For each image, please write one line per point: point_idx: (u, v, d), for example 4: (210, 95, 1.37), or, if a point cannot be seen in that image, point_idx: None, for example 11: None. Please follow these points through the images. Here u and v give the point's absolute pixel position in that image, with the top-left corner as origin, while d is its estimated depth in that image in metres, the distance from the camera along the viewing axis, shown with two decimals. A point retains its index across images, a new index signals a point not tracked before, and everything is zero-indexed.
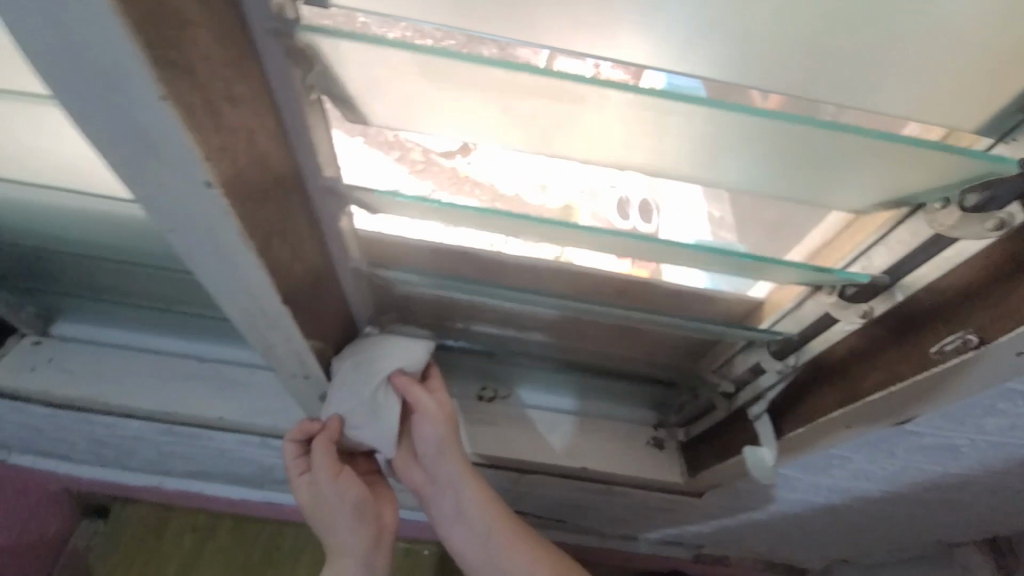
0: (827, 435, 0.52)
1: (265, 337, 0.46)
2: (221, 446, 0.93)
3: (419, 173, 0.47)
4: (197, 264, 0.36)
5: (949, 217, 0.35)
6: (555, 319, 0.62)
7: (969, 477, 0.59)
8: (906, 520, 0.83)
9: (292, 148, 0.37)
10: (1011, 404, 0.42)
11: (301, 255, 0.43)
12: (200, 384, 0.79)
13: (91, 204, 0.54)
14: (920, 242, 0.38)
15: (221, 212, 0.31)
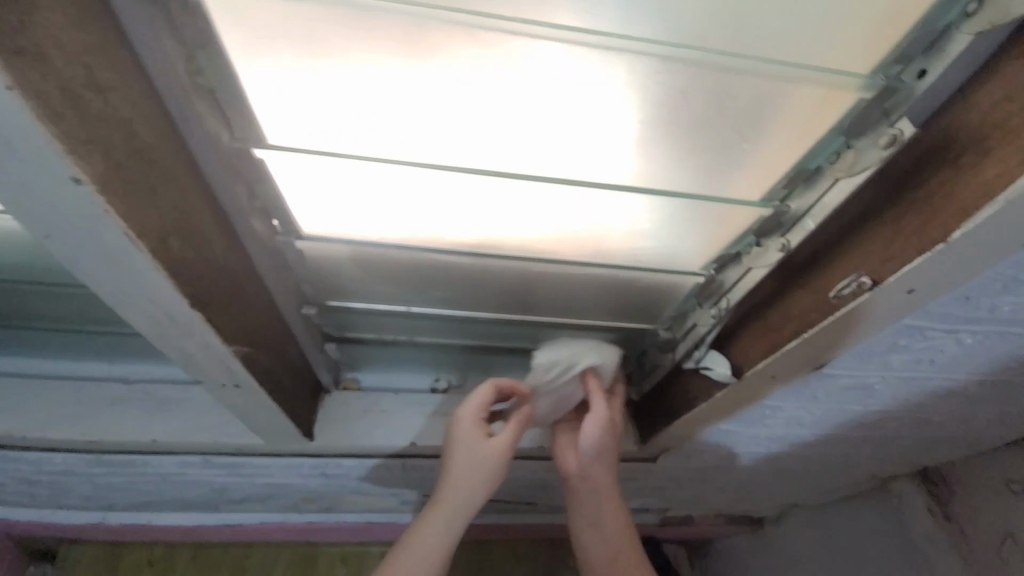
0: (755, 389, 0.55)
1: (182, 345, 0.44)
2: (163, 471, 0.87)
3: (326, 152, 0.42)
4: (87, 272, 0.34)
5: (850, 160, 0.39)
6: (495, 295, 0.64)
7: (888, 413, 0.64)
8: (843, 460, 0.89)
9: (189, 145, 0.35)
10: (910, 340, 0.45)
11: (211, 255, 0.40)
12: (127, 407, 0.74)
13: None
14: (824, 189, 0.41)
15: (98, 211, 0.28)
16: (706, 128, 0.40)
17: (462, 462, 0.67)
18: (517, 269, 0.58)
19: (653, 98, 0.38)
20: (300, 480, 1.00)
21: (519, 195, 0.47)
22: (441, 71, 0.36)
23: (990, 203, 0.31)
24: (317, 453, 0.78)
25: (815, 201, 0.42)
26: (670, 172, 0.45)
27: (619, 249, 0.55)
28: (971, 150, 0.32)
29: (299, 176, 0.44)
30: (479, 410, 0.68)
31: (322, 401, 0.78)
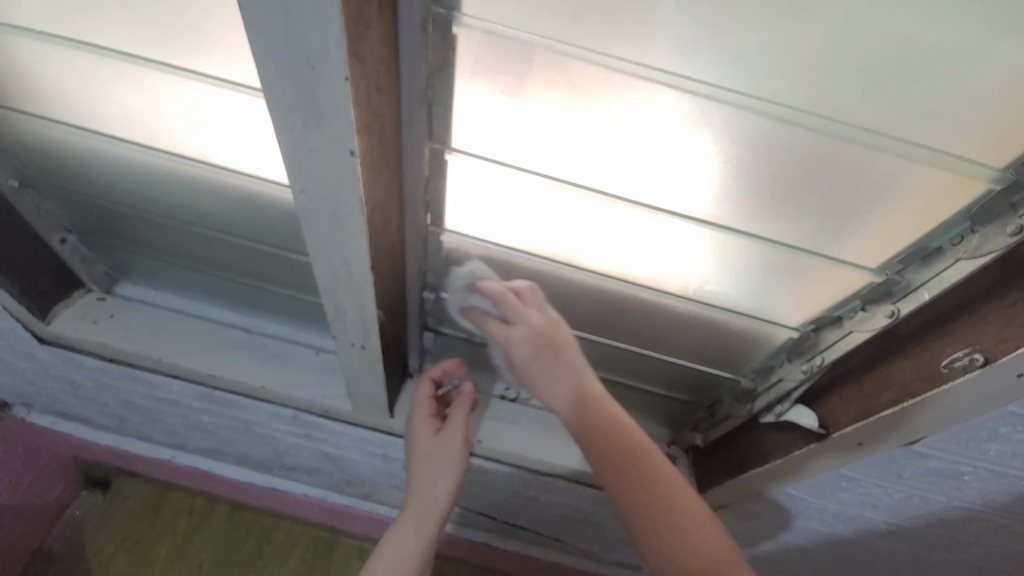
0: (841, 454, 0.55)
1: (340, 301, 0.52)
2: (250, 418, 0.97)
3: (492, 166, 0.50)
4: (314, 226, 0.43)
5: (973, 244, 0.42)
6: (587, 315, 0.70)
7: (971, 512, 0.62)
8: (906, 563, 0.84)
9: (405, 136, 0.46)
10: (1012, 431, 0.46)
11: (388, 230, 0.49)
12: (246, 353, 0.85)
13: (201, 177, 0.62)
14: (945, 264, 0.44)
15: (354, 178, 0.37)
16: (825, 196, 0.46)
17: (418, 457, 0.73)
18: (617, 297, 0.64)
19: (794, 162, 0.44)
20: (357, 458, 1.06)
21: (642, 227, 0.54)
22: (611, 119, 0.44)
23: None
24: (390, 432, 0.84)
25: (932, 276, 0.45)
26: (787, 228, 0.49)
27: (720, 292, 0.60)
28: None
29: (467, 180, 0.52)
30: (427, 406, 0.76)
31: (404, 383, 0.86)
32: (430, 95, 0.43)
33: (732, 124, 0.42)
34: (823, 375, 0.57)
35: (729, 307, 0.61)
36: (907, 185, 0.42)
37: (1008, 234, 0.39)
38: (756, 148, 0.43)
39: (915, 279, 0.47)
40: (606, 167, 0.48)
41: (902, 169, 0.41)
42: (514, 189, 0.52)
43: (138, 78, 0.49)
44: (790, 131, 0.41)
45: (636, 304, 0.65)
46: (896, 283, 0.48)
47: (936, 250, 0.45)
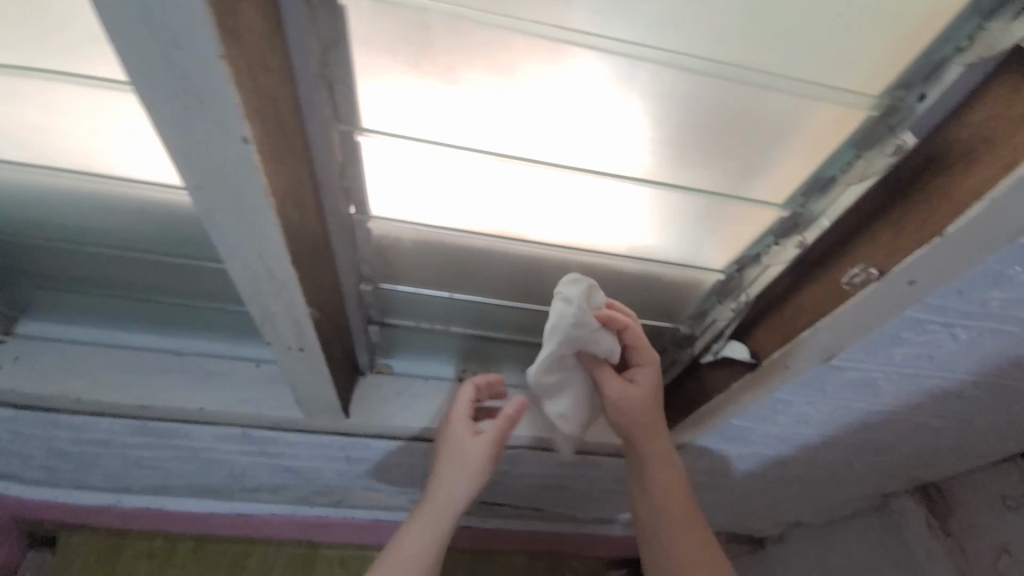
0: (770, 380, 0.60)
1: (267, 303, 0.50)
2: (196, 445, 0.92)
3: (409, 144, 0.48)
4: (221, 226, 0.40)
5: (861, 170, 0.46)
6: (533, 285, 0.70)
7: (889, 414, 0.69)
8: (845, 470, 0.93)
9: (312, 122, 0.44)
10: (911, 334, 0.51)
11: (307, 222, 0.47)
12: (178, 376, 0.79)
13: (94, 189, 0.57)
14: (837, 191, 0.48)
15: (252, 168, 0.35)
16: (727, 141, 0.48)
17: (446, 457, 0.73)
18: (556, 264, 0.65)
19: (698, 109, 0.45)
20: (321, 466, 1.03)
21: (570, 191, 0.54)
22: (519, 89, 0.44)
23: (978, 201, 0.38)
24: (349, 432, 0.82)
25: (830, 204, 0.49)
26: (701, 176, 0.52)
27: (649, 247, 0.62)
28: (962, 159, 0.40)
29: (386, 162, 0.51)
30: (465, 408, 0.76)
31: (358, 382, 0.84)
32: (329, 75, 0.41)
33: (635, 77, 0.43)
34: (751, 311, 0.62)
35: (661, 258, 0.63)
36: (801, 120, 0.45)
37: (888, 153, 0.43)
38: (662, 98, 0.44)
39: (818, 208, 0.50)
40: (525, 136, 0.48)
41: (796, 105, 0.44)
42: (438, 166, 0.51)
43: (2, 85, 0.45)
44: (690, 77, 0.43)
45: (574, 270, 0.66)
46: (801, 215, 0.52)
47: (829, 180, 0.49)
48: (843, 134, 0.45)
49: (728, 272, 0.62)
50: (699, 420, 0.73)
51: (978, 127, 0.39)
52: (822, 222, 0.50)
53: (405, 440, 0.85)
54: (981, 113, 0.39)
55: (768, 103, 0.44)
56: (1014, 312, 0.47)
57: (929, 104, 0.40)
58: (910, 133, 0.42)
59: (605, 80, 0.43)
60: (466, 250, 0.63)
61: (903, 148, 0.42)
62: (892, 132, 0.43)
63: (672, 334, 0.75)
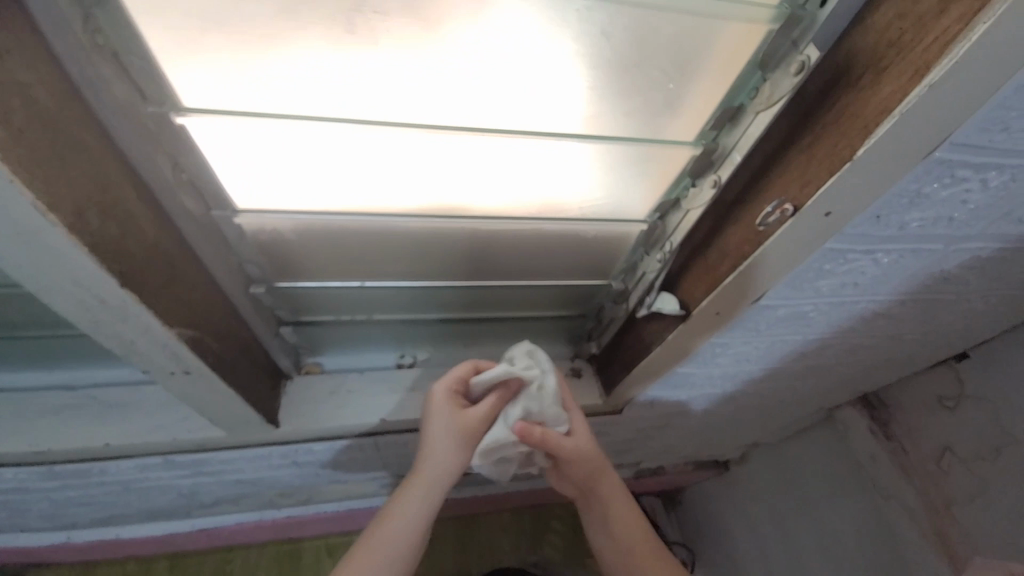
0: (705, 328, 0.58)
1: (118, 333, 0.42)
2: (123, 477, 0.85)
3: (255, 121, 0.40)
4: (11, 256, 0.32)
5: (768, 94, 0.41)
6: (454, 261, 0.64)
7: (825, 340, 0.69)
8: (792, 393, 0.96)
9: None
10: (834, 265, 0.48)
11: (139, 232, 0.39)
12: (76, 413, 0.71)
13: None
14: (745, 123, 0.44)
15: (4, 181, 0.27)
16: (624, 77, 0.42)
17: (429, 427, 0.69)
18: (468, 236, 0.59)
19: (575, 51, 0.39)
20: (272, 474, 0.98)
21: (465, 160, 0.48)
22: (373, 54, 0.37)
23: (887, 117, 0.34)
24: (284, 440, 0.77)
25: (740, 136, 0.45)
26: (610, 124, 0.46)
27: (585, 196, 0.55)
28: (869, 72, 0.35)
29: (231, 146, 0.42)
30: (451, 380, 0.70)
31: (284, 388, 0.76)
32: (108, 47, 0.33)
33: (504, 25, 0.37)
34: (677, 259, 0.58)
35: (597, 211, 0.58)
36: (702, 42, 0.39)
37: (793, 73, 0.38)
38: (535, 44, 0.39)
39: (728, 142, 0.46)
40: (399, 103, 0.42)
41: (692, 27, 0.38)
42: (305, 146, 0.44)
43: None
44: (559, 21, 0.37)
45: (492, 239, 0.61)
46: (712, 151, 0.48)
47: (734, 109, 0.44)
48: (746, 53, 0.40)
49: (650, 221, 0.58)
50: (642, 373, 0.71)
51: (882, 32, 0.34)
52: (733, 155, 0.46)
53: (348, 438, 0.80)
54: (885, 14, 0.34)
55: (659, 31, 0.38)
56: (932, 230, 0.45)
57: (832, 5, 0.35)
58: (812, 47, 0.37)
59: (475, 29, 0.37)
60: (370, 236, 0.57)
61: (808, 65, 0.38)
62: (795, 47, 0.39)
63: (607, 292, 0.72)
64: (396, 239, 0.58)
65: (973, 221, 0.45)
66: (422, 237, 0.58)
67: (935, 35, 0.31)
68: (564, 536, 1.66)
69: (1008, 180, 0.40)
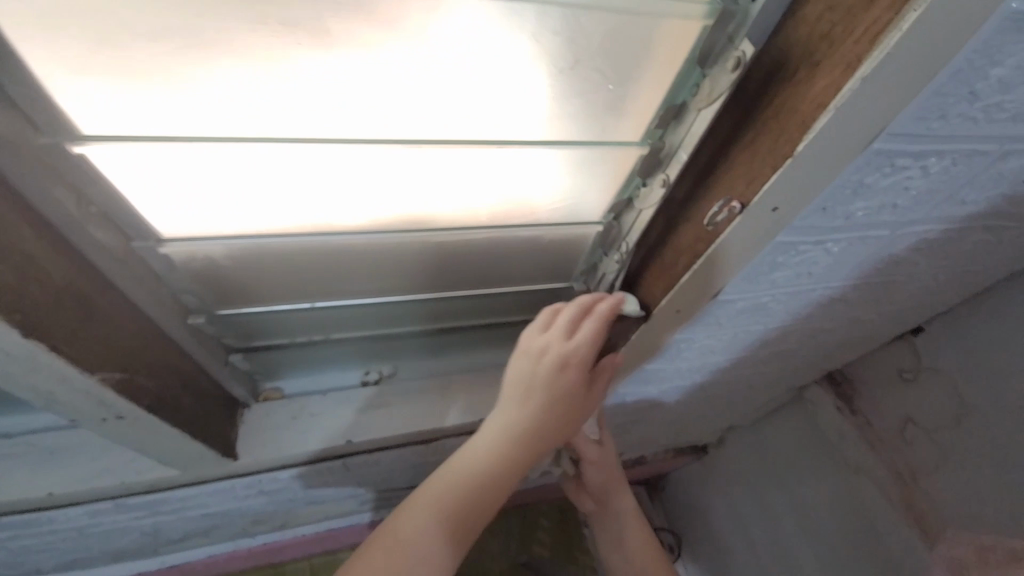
0: (667, 326, 0.57)
1: (33, 384, 0.39)
2: (74, 524, 0.79)
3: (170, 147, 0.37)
4: None
5: (708, 91, 0.40)
6: (411, 274, 0.62)
7: (786, 327, 0.69)
8: (761, 378, 0.97)
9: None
10: (787, 257, 0.48)
11: (42, 274, 0.35)
12: (11, 464, 0.65)
13: None
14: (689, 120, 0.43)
15: None
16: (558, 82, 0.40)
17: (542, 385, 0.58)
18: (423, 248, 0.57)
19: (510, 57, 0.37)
20: (240, 505, 0.94)
21: (410, 173, 0.46)
22: (295, 70, 0.35)
23: (824, 111, 0.34)
24: (245, 472, 0.73)
25: (684, 134, 0.44)
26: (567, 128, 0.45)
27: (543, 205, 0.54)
28: (803, 66, 0.35)
29: (146, 170, 0.39)
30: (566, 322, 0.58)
31: (241, 417, 0.73)
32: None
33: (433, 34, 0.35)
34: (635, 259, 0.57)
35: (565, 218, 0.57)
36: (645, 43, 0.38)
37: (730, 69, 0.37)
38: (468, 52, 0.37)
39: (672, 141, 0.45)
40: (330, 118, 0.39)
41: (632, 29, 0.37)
42: (232, 168, 0.41)
43: None
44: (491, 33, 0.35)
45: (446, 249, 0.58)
46: (656, 149, 0.47)
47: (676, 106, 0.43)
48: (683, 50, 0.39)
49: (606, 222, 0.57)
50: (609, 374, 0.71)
51: (813, 23, 0.34)
52: (676, 153, 0.45)
53: (315, 462, 0.77)
54: (815, 5, 0.33)
55: (599, 37, 0.37)
56: (878, 217, 0.46)
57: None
58: (747, 44, 0.37)
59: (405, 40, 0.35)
60: (317, 256, 0.54)
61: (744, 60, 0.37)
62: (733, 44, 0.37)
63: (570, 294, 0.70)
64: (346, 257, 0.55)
65: (917, 205, 0.45)
66: (373, 253, 0.56)
67: (865, 26, 0.31)
68: (551, 533, 1.66)
69: (947, 165, 0.40)
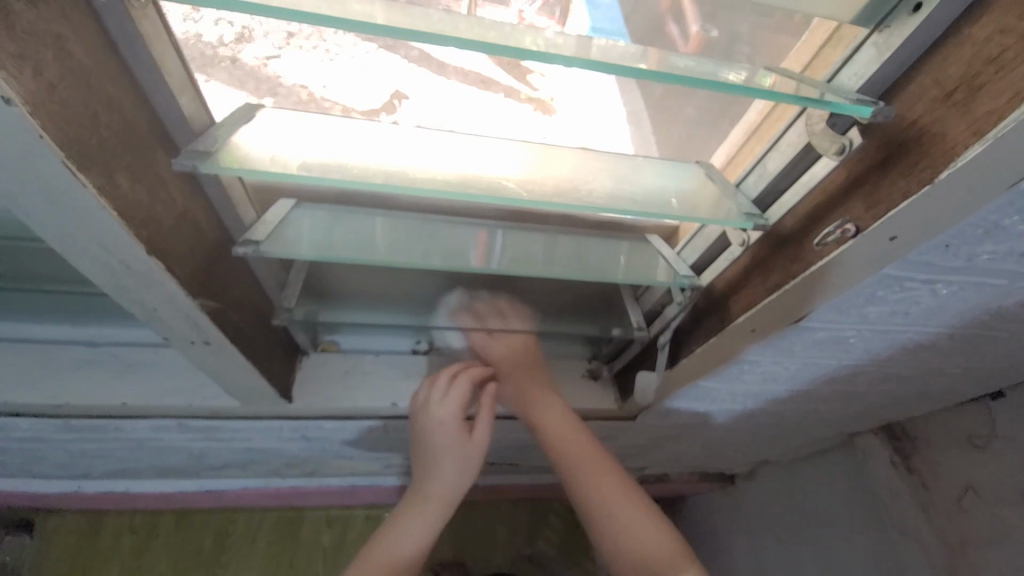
0: (738, 345, 0.55)
1: (140, 299, 0.41)
2: (138, 435, 0.86)
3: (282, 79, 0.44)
4: (36, 215, 0.31)
5: (820, 120, 0.41)
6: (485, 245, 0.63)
7: (860, 367, 0.65)
8: (813, 416, 0.92)
9: (183, 49, 0.36)
10: (888, 293, 0.45)
11: (169, 200, 0.38)
12: (95, 371, 0.71)
13: None
14: (800, 149, 0.43)
15: (32, 136, 0.26)
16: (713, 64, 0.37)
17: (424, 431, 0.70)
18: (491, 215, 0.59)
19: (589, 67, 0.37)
20: (280, 446, 0.99)
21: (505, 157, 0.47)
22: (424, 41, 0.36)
23: (978, 139, 0.32)
24: (296, 416, 0.76)
25: (784, 145, 0.45)
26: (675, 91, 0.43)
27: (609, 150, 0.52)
28: (965, 87, 0.32)
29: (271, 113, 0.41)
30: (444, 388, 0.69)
31: (299, 363, 0.76)
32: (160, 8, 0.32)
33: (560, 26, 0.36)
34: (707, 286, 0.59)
35: (642, 278, 0.58)
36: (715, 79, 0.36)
37: (831, 153, 0.40)
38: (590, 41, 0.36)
39: (773, 163, 0.46)
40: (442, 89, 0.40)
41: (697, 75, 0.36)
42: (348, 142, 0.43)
43: None
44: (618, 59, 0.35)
45: (522, 217, 0.61)
46: (757, 172, 0.48)
47: (792, 126, 0.44)
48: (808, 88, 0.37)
49: (677, 252, 0.61)
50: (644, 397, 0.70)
51: (982, 45, 0.31)
52: (770, 176, 0.47)
53: (358, 418, 0.80)
54: (990, 26, 0.31)
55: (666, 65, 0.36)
56: (1002, 263, 0.42)
57: (922, 16, 0.33)
58: (856, 131, 0.39)
59: (533, 31, 0.35)
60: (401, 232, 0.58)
61: (847, 148, 0.39)
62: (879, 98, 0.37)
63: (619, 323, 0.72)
64: (423, 231, 0.58)
65: None
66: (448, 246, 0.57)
67: None
68: (561, 534, 1.66)
69: None
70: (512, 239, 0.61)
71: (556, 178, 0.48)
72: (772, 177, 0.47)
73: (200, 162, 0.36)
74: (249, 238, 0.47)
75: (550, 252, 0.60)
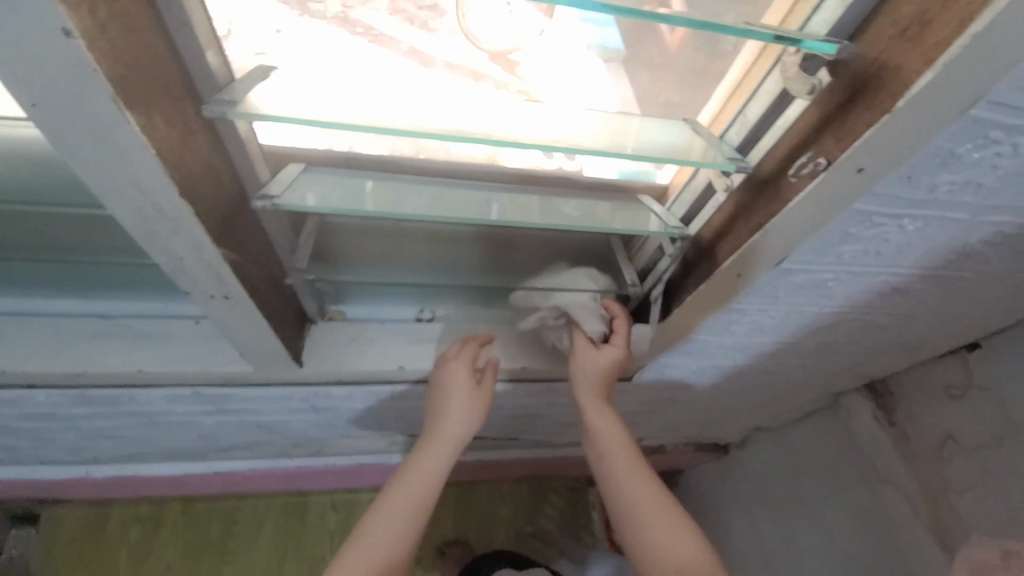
0: (725, 288, 0.59)
1: (167, 247, 0.44)
2: (150, 408, 0.88)
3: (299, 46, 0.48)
4: (81, 154, 0.34)
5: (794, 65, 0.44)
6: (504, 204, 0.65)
7: (839, 314, 0.70)
8: (800, 373, 0.97)
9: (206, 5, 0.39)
10: (859, 229, 0.49)
11: (194, 149, 0.41)
12: (110, 340, 0.74)
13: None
14: (775, 97, 0.48)
15: (88, 70, 0.29)
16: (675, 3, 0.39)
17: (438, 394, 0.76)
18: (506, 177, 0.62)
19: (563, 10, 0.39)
20: (288, 420, 1.01)
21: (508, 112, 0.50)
22: None
23: (929, 68, 0.36)
24: (307, 381, 0.79)
25: (762, 95, 0.49)
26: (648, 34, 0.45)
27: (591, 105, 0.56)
28: (918, 22, 0.36)
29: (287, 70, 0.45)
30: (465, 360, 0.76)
31: (309, 331, 0.79)
32: None
33: None
34: (695, 236, 0.63)
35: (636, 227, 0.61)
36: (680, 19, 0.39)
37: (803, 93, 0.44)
38: None
39: (752, 113, 0.51)
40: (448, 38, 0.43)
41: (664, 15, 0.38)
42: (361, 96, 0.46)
43: None
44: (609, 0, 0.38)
45: (523, 180, 0.64)
46: (739, 123, 0.52)
47: (770, 76, 0.49)
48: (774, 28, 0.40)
49: (667, 207, 0.64)
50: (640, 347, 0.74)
51: None
52: (751, 125, 0.51)
53: (366, 384, 0.83)
54: None
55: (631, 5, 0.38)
56: (960, 196, 0.46)
57: None
58: (825, 71, 0.43)
59: None
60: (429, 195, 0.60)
61: (817, 87, 0.43)
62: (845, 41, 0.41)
63: (615, 282, 0.76)
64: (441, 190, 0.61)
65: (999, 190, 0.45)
66: (461, 204, 0.60)
67: None
68: (562, 510, 1.70)
69: None
70: (512, 200, 0.62)
71: (596, 140, 0.50)
72: (753, 125, 0.51)
73: (226, 107, 0.40)
74: (265, 192, 0.51)
75: (559, 208, 0.63)
